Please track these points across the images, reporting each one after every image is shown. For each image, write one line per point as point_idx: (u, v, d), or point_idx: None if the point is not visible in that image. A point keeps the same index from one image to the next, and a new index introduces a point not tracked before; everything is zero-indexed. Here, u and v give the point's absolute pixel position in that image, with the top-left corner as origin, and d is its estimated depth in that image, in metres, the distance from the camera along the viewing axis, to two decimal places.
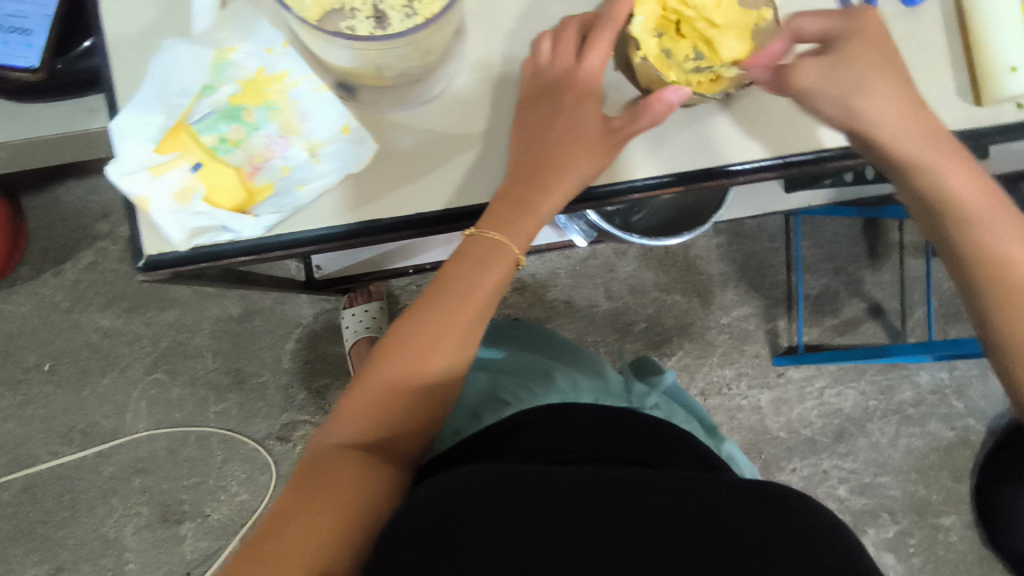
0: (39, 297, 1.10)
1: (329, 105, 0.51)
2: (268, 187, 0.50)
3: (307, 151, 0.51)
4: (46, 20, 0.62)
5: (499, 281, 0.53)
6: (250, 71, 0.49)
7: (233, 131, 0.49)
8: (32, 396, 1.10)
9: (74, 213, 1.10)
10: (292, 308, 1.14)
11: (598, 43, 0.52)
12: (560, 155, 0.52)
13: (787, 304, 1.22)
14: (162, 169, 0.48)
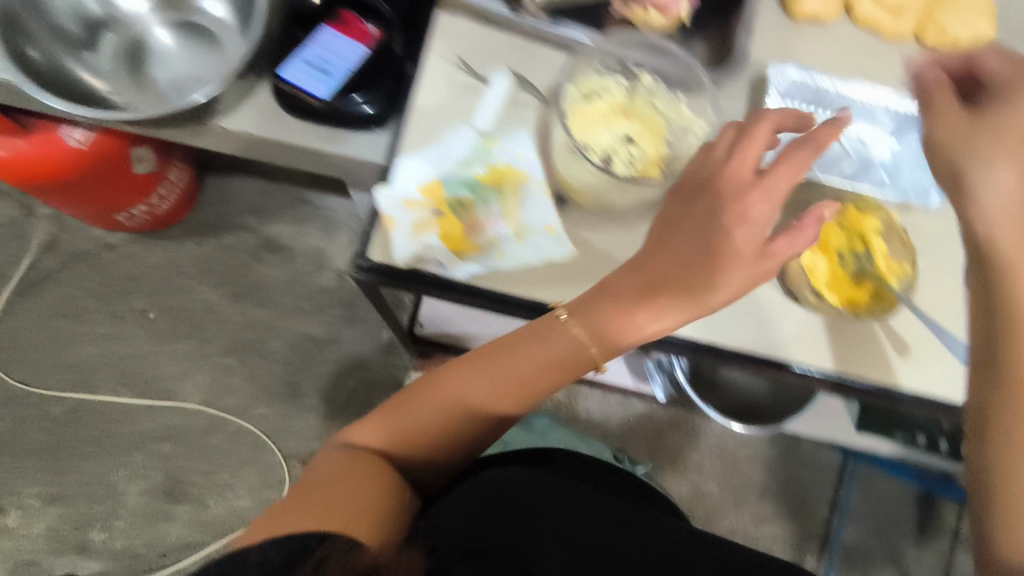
0: (173, 254, 1.23)
1: (547, 207, 0.62)
2: (478, 247, 0.60)
3: (517, 232, 0.61)
4: (348, 69, 0.68)
5: (566, 357, 0.56)
6: (501, 162, 0.62)
7: (470, 197, 0.61)
8: (122, 333, 1.20)
9: (236, 201, 1.26)
10: (367, 351, 1.23)
11: (757, 148, 0.53)
12: (704, 251, 0.52)
13: (819, 543, 1.19)
14: (415, 204, 0.60)
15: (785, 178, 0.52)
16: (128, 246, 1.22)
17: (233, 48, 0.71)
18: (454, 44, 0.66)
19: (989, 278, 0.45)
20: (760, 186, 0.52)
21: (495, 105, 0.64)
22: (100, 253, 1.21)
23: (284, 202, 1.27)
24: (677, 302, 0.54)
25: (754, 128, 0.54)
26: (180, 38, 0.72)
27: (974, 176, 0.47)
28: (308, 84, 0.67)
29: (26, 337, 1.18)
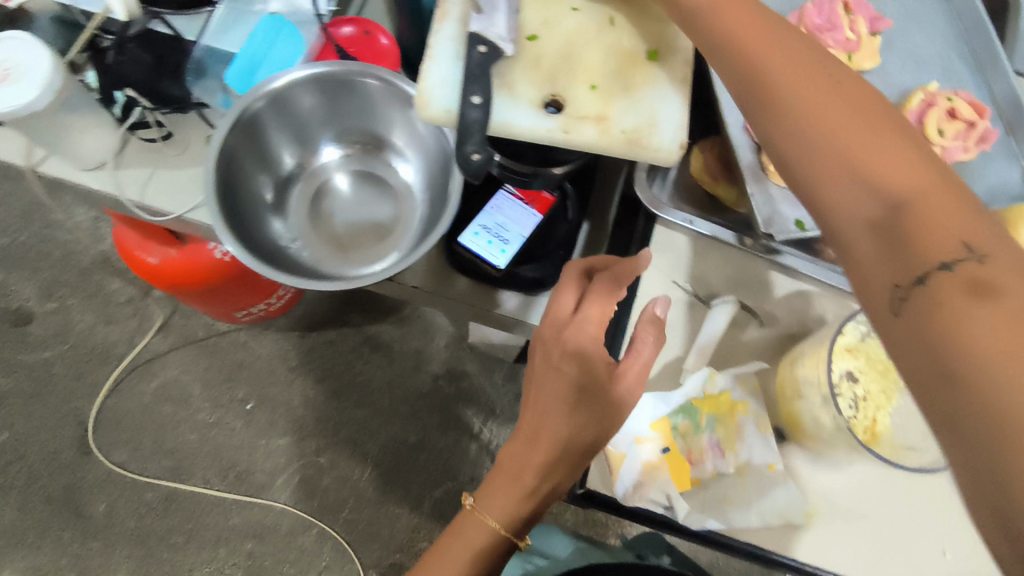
0: (277, 347, 1.26)
1: (768, 442, 0.54)
2: (696, 482, 0.54)
3: (736, 468, 0.54)
4: (524, 239, 0.68)
5: (486, 546, 0.55)
6: (717, 388, 0.56)
7: (683, 424, 0.55)
8: (221, 422, 1.21)
9: (342, 297, 1.29)
10: (456, 462, 1.21)
11: (563, 297, 0.56)
12: (545, 404, 0.53)
13: None
14: (642, 439, 0.54)
15: (597, 314, 0.54)
16: (237, 335, 1.25)
17: (411, 208, 0.71)
18: (676, 257, 0.62)
19: (934, 345, 0.31)
20: (582, 321, 0.54)
21: (716, 332, 0.58)
22: (209, 340, 1.25)
23: (387, 302, 1.29)
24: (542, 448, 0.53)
25: (560, 278, 0.57)
26: (356, 187, 0.73)
27: (852, 204, 0.37)
28: (486, 253, 0.68)
29: (130, 418, 1.20)
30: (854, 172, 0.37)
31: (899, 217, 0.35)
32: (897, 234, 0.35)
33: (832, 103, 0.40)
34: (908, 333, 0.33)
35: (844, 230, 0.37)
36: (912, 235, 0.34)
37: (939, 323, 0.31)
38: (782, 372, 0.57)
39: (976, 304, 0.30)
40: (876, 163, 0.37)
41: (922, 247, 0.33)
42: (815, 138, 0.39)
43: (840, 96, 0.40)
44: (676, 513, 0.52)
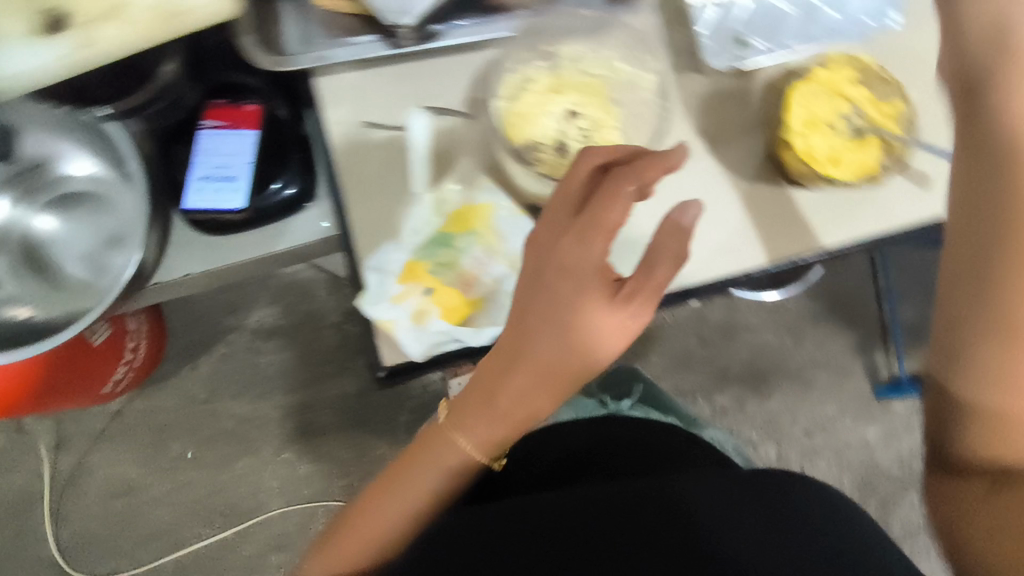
0: (180, 391, 1.21)
1: (525, 224, 0.55)
2: (480, 300, 0.54)
3: (508, 264, 0.54)
4: (249, 166, 0.62)
5: (454, 464, 0.55)
6: (455, 205, 0.55)
7: (445, 255, 0.54)
8: (177, 483, 1.19)
9: (206, 311, 1.22)
10: (404, 381, 1.22)
11: (579, 171, 0.50)
12: (536, 327, 0.50)
13: (880, 336, 1.28)
14: (400, 298, 0.53)
15: (596, 229, 0.48)
16: (135, 405, 1.20)
17: (121, 195, 0.62)
18: (354, 103, 0.57)
19: (992, 285, 0.43)
20: (592, 236, 0.48)
21: (423, 154, 0.56)
22: (113, 425, 1.19)
23: (252, 289, 1.23)
24: (534, 385, 0.51)
25: (577, 166, 0.50)
26: (61, 214, 0.64)
27: (983, 179, 0.45)
28: (223, 202, 0.62)
29: (92, 533, 1.17)
30: (1010, 156, 0.44)
31: (1004, 206, 0.44)
32: (1007, 200, 0.44)
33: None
34: (974, 284, 0.44)
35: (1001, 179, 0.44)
36: (1003, 218, 0.44)
37: (985, 269, 0.44)
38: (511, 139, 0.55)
39: (1014, 282, 0.43)
40: (1020, 113, 0.44)
41: (1017, 209, 0.43)
42: (1014, 107, 0.45)
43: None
44: (468, 341, 0.53)
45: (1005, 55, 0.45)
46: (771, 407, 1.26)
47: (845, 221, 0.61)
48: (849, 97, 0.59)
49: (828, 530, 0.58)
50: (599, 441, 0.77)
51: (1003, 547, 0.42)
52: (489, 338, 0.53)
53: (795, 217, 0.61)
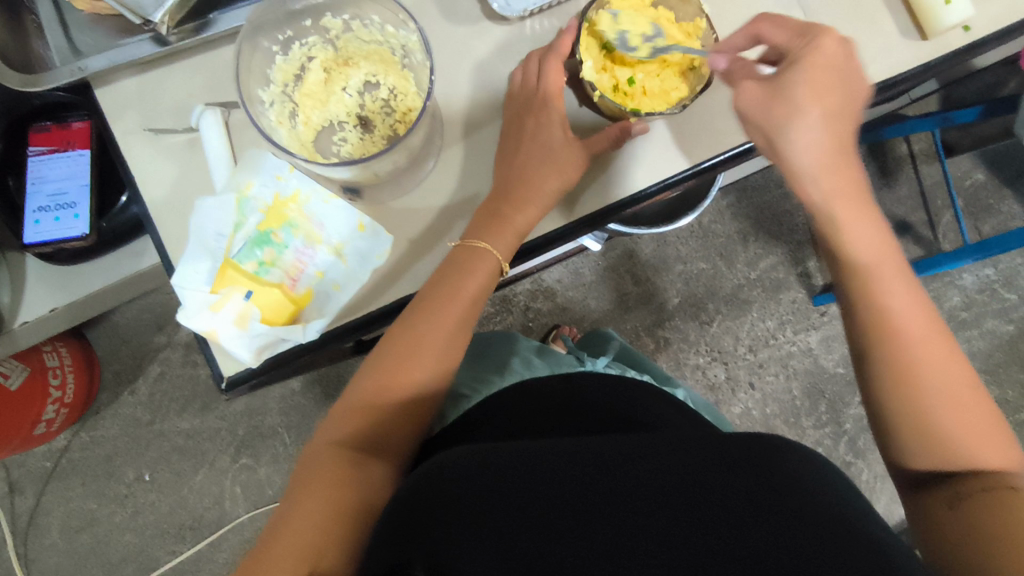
0: (123, 416, 1.20)
1: (342, 209, 0.52)
2: (309, 294, 0.52)
3: (334, 253, 0.53)
4: (85, 188, 0.66)
5: (440, 345, 0.53)
6: (268, 199, 0.52)
7: (266, 253, 0.51)
8: (139, 506, 1.19)
9: (133, 333, 1.20)
10: (347, 369, 1.21)
11: (535, 67, 0.55)
12: (532, 169, 0.53)
13: (811, 245, 1.28)
14: (219, 305, 0.50)
15: (546, 109, 0.54)
16: (80, 438, 1.19)
17: None
18: (139, 109, 0.54)
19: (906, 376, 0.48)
20: (551, 99, 0.54)
21: (218, 150, 0.52)
22: (63, 461, 1.19)
23: (175, 304, 1.21)
24: (531, 211, 0.54)
25: (524, 74, 0.55)
26: None
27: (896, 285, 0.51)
28: (64, 223, 0.65)
29: (65, 568, 1.17)
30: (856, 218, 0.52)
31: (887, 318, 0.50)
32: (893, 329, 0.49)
33: (852, 102, 0.52)
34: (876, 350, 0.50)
35: (841, 255, 0.52)
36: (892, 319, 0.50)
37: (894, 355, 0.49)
38: (298, 119, 0.51)
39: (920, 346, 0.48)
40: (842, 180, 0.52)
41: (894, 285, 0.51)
42: (834, 173, 0.52)
43: (841, 75, 0.52)
44: (299, 337, 0.51)
45: (784, 131, 0.52)
46: (713, 332, 1.28)
47: (709, 138, 0.57)
48: (650, 18, 0.56)
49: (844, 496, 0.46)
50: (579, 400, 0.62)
51: (988, 533, 0.41)
52: (319, 334, 0.52)
53: (657, 144, 0.58)
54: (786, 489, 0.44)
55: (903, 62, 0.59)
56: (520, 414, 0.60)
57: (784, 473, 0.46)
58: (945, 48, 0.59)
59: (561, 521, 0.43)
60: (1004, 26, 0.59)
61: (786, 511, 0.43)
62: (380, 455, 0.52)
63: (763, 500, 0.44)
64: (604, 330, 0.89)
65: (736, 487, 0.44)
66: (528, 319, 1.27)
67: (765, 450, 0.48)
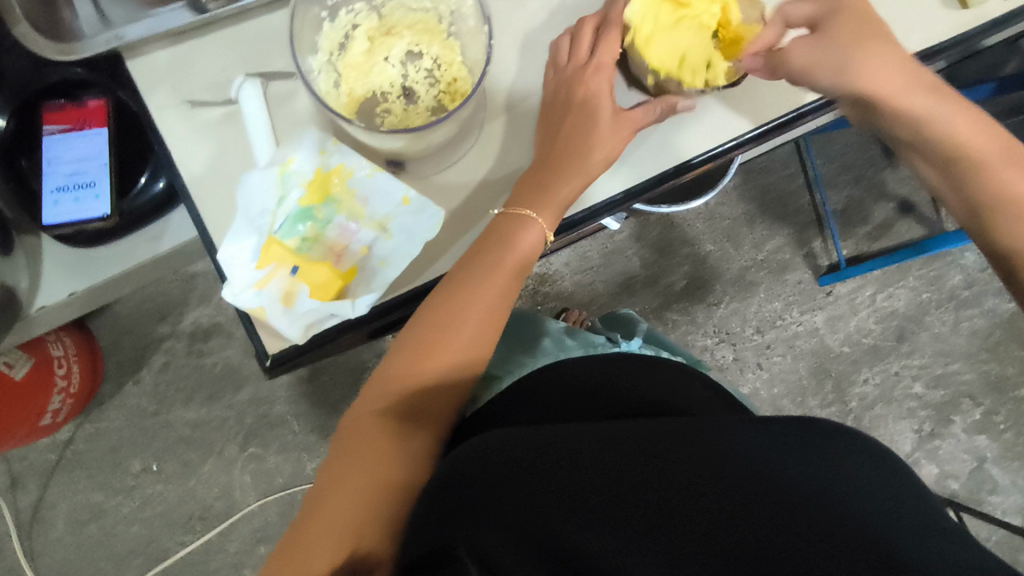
0: (128, 407, 1.18)
1: (385, 182, 0.51)
2: (354, 269, 0.51)
3: (377, 228, 0.51)
4: (104, 168, 0.66)
5: (483, 320, 0.53)
6: (310, 173, 0.51)
7: (310, 229, 0.51)
8: (147, 497, 1.17)
9: (137, 323, 1.18)
10: (356, 355, 1.20)
11: (585, 39, 0.55)
12: (581, 140, 0.53)
13: (817, 226, 1.29)
14: (265, 282, 0.50)
15: (594, 79, 0.54)
16: (85, 430, 1.17)
17: None
18: (174, 81, 0.52)
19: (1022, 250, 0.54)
20: (602, 67, 0.54)
21: (261, 122, 0.51)
22: (67, 454, 1.17)
23: (179, 292, 1.19)
24: (578, 183, 0.54)
25: (576, 42, 0.55)
26: None
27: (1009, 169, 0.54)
28: (84, 203, 0.65)
29: (72, 562, 1.16)
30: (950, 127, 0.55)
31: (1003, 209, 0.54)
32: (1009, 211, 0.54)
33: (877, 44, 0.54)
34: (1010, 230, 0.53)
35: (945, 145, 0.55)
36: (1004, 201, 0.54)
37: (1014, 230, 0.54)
38: (342, 86, 0.50)
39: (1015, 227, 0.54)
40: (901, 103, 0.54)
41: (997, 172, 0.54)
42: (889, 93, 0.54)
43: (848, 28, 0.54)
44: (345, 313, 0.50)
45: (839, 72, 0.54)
46: (720, 314, 1.28)
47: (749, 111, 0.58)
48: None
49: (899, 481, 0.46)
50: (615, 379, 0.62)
51: None
52: (367, 309, 0.50)
53: (698, 118, 0.58)
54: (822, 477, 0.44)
55: (941, 31, 0.60)
56: (550, 399, 0.61)
57: (828, 463, 0.45)
58: (969, 23, 0.60)
59: (602, 505, 0.43)
60: None
61: (826, 507, 0.42)
62: (422, 424, 0.52)
63: (807, 492, 0.43)
64: (623, 312, 0.92)
65: (781, 480, 0.43)
66: (536, 303, 1.26)
67: (809, 435, 0.47)
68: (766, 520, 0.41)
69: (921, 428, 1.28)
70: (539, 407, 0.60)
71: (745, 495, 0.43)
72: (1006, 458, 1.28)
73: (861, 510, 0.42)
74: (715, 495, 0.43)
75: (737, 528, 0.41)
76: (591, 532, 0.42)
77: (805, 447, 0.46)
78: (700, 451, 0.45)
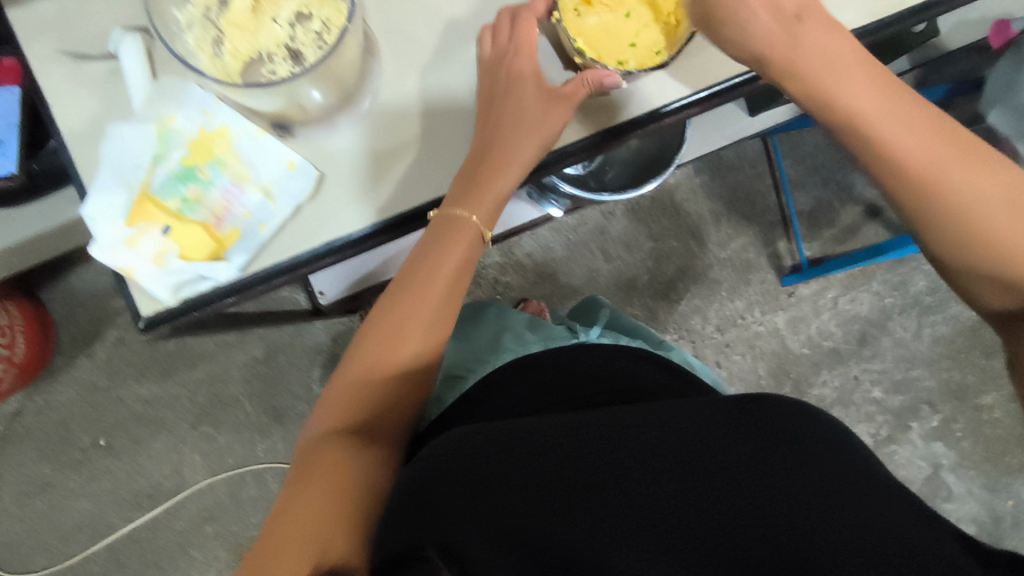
0: (79, 380, 1.17)
1: (271, 146, 0.53)
2: (233, 233, 0.52)
3: (261, 193, 0.53)
4: (13, 127, 0.65)
5: (428, 317, 0.56)
6: (193, 134, 0.52)
7: (191, 191, 0.52)
8: (95, 472, 1.17)
9: (91, 296, 1.18)
10: (311, 337, 1.19)
11: (520, 31, 0.55)
12: (507, 137, 0.54)
13: (782, 226, 1.28)
14: (136, 240, 0.51)
15: (514, 79, 0.54)
16: (34, 402, 1.17)
17: None
18: (61, 32, 0.54)
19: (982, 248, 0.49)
20: (523, 52, 0.55)
21: (141, 76, 0.53)
22: (16, 425, 1.16)
23: None
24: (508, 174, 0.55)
25: (501, 39, 0.55)
26: None
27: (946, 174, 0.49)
28: None
29: (16, 534, 1.15)
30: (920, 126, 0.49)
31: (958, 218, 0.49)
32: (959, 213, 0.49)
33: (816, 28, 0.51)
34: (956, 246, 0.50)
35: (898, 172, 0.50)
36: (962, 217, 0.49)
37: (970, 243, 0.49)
38: (230, 45, 0.50)
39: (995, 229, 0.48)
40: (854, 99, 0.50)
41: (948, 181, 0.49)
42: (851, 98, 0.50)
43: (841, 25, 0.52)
44: (217, 278, 0.52)
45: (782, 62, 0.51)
46: (681, 310, 1.28)
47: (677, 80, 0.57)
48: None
49: (857, 450, 0.46)
50: (569, 368, 0.63)
51: None
52: (240, 273, 0.52)
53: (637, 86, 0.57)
54: (781, 447, 0.44)
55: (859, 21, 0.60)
56: (515, 392, 0.61)
57: (792, 433, 0.45)
58: (901, 10, 0.60)
59: (566, 495, 0.42)
60: None
61: (791, 483, 0.42)
62: (374, 436, 0.54)
63: (770, 463, 0.43)
64: (594, 297, 0.92)
65: (741, 455, 0.43)
66: (497, 293, 1.26)
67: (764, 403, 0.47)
68: (730, 496, 0.41)
69: (878, 432, 1.28)
70: (509, 403, 0.60)
71: (704, 476, 0.42)
72: (963, 466, 1.27)
73: (826, 472, 0.43)
74: (676, 474, 0.43)
75: (696, 511, 0.41)
76: (558, 525, 0.41)
77: (762, 417, 0.46)
78: (669, 430, 0.46)
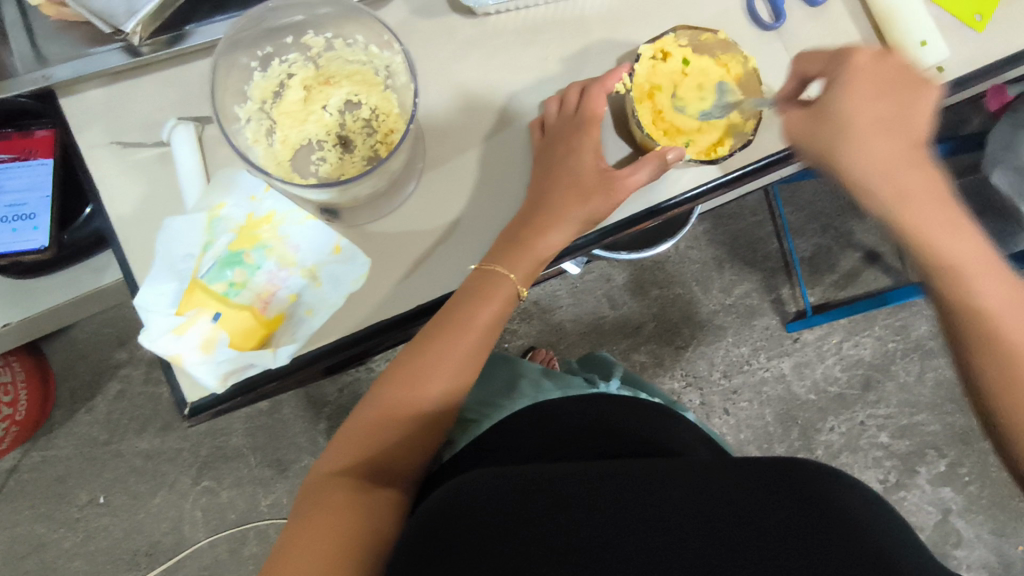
0: (78, 435, 1.14)
1: (317, 231, 0.55)
2: (280, 316, 0.54)
3: (306, 276, 0.55)
4: (46, 200, 0.66)
5: (453, 364, 0.55)
6: (239, 220, 0.54)
7: (237, 275, 0.53)
8: (92, 531, 1.13)
9: (92, 349, 1.16)
10: (316, 389, 1.17)
11: (591, 100, 0.57)
12: (560, 202, 0.56)
13: (785, 272, 1.30)
14: (184, 328, 0.51)
15: (579, 148, 0.57)
16: (31, 457, 1.13)
17: None
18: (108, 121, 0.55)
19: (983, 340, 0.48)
20: (587, 124, 0.57)
21: (192, 168, 0.54)
22: (11, 482, 1.13)
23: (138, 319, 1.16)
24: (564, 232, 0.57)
25: (565, 112, 0.58)
26: None
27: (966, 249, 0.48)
28: (21, 232, 0.65)
29: None
30: (927, 207, 0.48)
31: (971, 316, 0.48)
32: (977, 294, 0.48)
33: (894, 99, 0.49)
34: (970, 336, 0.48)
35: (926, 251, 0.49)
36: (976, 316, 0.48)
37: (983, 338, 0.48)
38: (285, 133, 0.53)
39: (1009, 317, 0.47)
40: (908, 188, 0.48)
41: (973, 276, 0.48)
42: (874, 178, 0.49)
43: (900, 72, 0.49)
44: (264, 364, 0.52)
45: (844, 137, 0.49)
46: (687, 356, 1.28)
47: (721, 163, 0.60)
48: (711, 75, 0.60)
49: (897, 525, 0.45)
50: (592, 422, 0.62)
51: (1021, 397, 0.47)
52: (288, 359, 0.53)
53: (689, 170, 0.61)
54: (812, 517, 0.44)
55: None
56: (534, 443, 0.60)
57: (825, 503, 0.45)
58: None
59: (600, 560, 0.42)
60: (972, 69, 0.63)
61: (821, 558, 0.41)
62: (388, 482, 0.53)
63: (801, 535, 0.42)
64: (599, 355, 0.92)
65: (772, 524, 0.43)
66: (504, 340, 1.26)
67: (808, 475, 0.47)
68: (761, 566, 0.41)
69: (886, 478, 1.28)
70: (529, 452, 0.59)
71: (735, 544, 0.42)
72: (971, 511, 1.27)
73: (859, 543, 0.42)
74: (709, 542, 0.43)
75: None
76: None
77: (797, 487, 0.46)
78: (696, 494, 0.46)
